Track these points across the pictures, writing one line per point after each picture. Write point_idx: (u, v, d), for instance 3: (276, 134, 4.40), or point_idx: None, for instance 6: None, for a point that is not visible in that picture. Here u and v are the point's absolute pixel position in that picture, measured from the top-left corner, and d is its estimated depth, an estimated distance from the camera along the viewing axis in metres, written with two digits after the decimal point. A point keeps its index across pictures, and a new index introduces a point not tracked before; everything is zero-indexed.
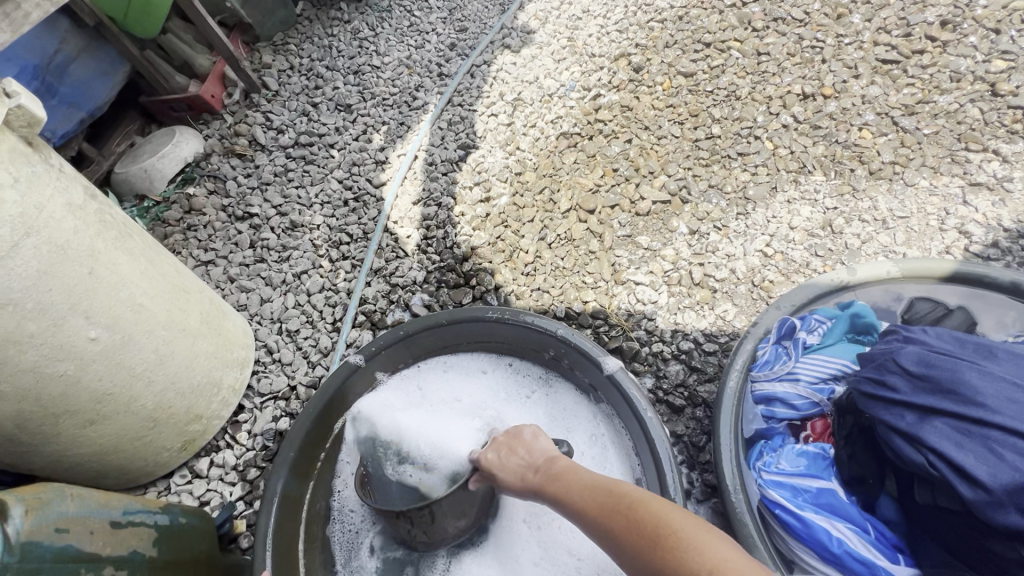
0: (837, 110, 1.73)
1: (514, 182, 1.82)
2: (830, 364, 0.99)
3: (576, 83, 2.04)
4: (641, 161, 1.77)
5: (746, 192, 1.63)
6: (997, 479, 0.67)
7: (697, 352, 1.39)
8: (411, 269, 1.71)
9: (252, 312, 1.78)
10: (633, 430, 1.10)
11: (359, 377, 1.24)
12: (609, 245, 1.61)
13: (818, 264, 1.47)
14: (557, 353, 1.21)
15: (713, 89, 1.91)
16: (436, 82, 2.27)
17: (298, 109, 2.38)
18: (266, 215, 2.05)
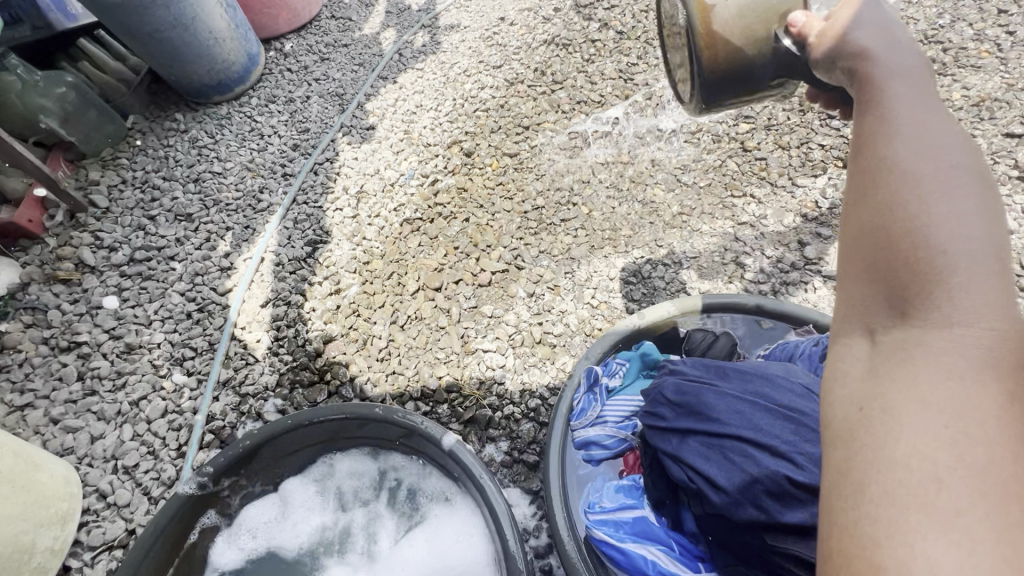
0: (634, 174, 2.05)
1: (362, 271, 1.88)
2: (628, 401, 1.13)
3: (415, 171, 2.20)
4: (478, 236, 1.93)
5: (570, 252, 1.84)
6: (732, 480, 0.82)
7: (544, 407, 1.50)
8: (263, 374, 1.67)
9: (81, 453, 1.60)
10: (477, 500, 1.15)
11: (195, 505, 1.17)
12: (457, 319, 1.71)
13: (635, 307, 1.68)
14: (402, 438, 1.25)
15: (535, 166, 2.16)
16: (280, 182, 2.32)
17: (133, 224, 2.28)
18: (96, 341, 1.89)
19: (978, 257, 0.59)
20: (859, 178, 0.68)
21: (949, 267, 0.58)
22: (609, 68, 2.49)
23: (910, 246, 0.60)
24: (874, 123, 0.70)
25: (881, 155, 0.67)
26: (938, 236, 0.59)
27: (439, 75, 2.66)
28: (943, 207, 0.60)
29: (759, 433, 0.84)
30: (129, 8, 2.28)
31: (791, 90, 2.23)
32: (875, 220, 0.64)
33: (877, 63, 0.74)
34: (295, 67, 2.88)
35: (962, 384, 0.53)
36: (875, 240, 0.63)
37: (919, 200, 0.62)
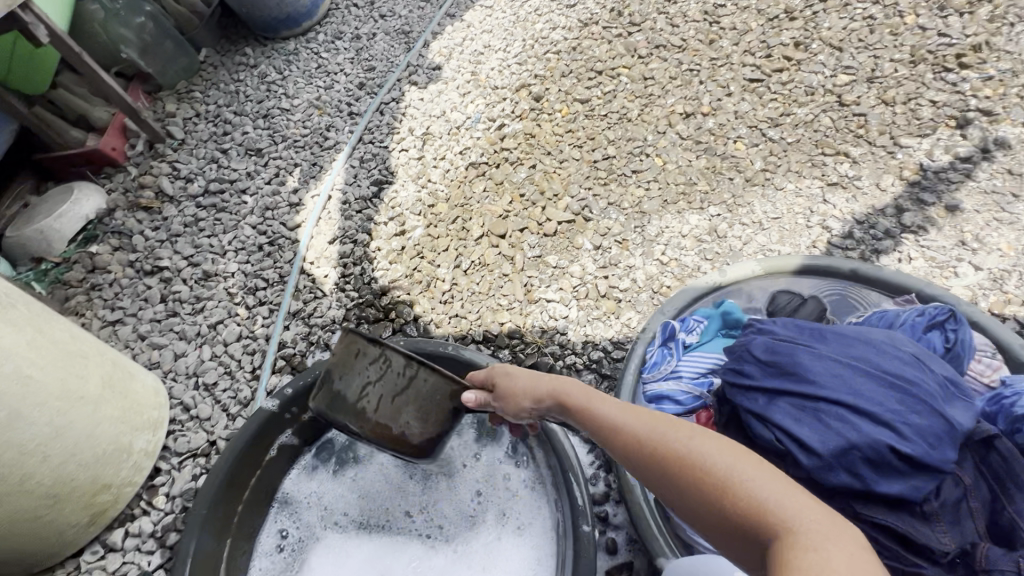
0: (715, 126, 1.91)
1: (427, 214, 1.88)
2: (707, 359, 1.08)
3: (482, 115, 2.14)
4: (545, 184, 1.87)
5: (641, 206, 1.76)
6: (826, 445, 0.77)
7: (606, 360, 1.48)
8: (330, 308, 1.72)
9: (166, 369, 1.72)
10: (544, 444, 1.16)
11: (273, 423, 1.22)
12: (521, 267, 1.69)
13: (708, 267, 1.61)
14: (470, 377, 1.26)
15: (607, 113, 2.05)
16: (347, 121, 2.31)
17: (207, 156, 2.34)
18: (177, 267, 1.99)
19: (756, 472, 0.72)
20: (650, 441, 0.81)
21: (751, 482, 0.70)
22: (694, 9, 2.30)
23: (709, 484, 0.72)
24: (597, 407, 0.90)
25: (647, 439, 0.81)
26: (714, 463, 0.73)
27: (509, 13, 2.54)
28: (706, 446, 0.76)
29: (861, 400, 0.78)
30: None
31: (902, 38, 1.99)
32: (689, 473, 0.75)
33: (570, 399, 0.94)
34: (362, 3, 2.81)
35: (815, 551, 0.61)
36: (688, 487, 0.75)
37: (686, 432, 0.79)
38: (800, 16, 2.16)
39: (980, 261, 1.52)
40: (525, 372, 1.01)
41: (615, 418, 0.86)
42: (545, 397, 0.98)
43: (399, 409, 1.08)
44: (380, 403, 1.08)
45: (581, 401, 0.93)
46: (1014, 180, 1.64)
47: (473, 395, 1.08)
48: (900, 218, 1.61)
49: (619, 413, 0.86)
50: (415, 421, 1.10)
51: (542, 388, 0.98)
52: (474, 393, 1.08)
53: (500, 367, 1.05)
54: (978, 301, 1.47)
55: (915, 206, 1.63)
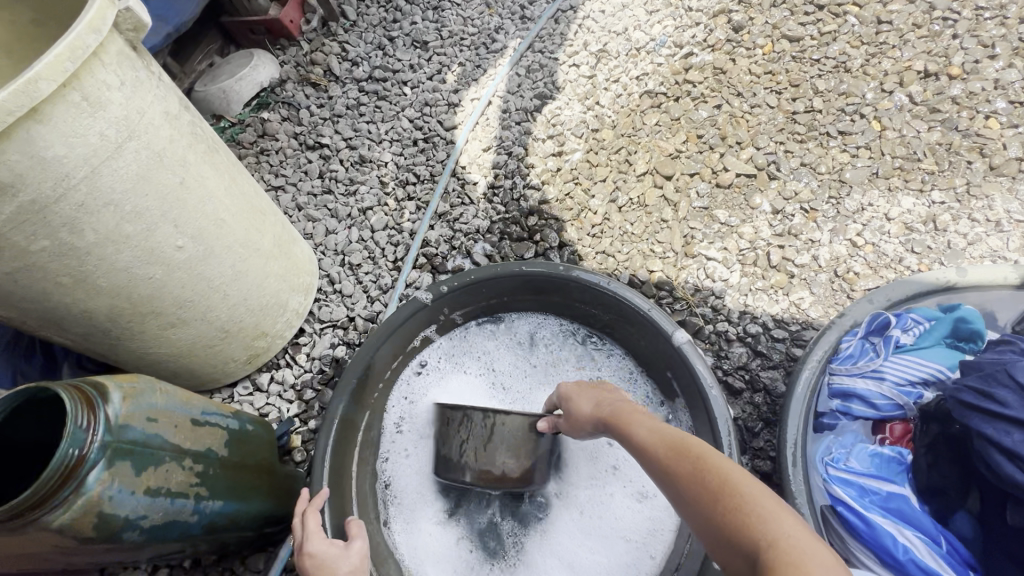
0: (964, 93, 1.55)
1: (589, 139, 1.75)
2: (921, 367, 0.92)
3: (668, 38, 1.91)
4: (729, 130, 1.66)
5: (842, 174, 1.51)
6: None
7: (764, 337, 1.33)
8: (476, 217, 1.70)
9: (317, 241, 1.81)
10: (697, 409, 1.07)
11: (423, 315, 1.24)
12: (684, 215, 1.54)
13: (913, 261, 1.36)
14: (628, 319, 1.18)
15: (821, 58, 1.74)
16: (517, 25, 2.17)
17: (375, 42, 2.33)
18: (336, 147, 2.05)
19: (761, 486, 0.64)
20: (666, 446, 0.75)
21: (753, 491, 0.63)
22: None
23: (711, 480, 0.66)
24: (637, 416, 0.84)
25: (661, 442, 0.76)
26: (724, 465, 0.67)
27: None
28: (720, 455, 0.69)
29: None
30: None
31: None
32: (687, 476, 0.69)
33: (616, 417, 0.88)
34: None
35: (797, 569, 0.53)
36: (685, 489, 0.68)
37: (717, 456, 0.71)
38: None
39: None
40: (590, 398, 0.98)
41: (651, 429, 0.80)
42: (600, 421, 0.92)
43: (490, 452, 1.11)
44: (478, 449, 1.12)
45: (617, 425, 0.86)
46: None
47: (546, 423, 1.09)
48: None
49: (655, 430, 0.79)
50: (510, 459, 1.11)
51: (601, 408, 0.93)
52: (546, 421, 1.09)
53: (568, 387, 1.05)
54: None
55: None
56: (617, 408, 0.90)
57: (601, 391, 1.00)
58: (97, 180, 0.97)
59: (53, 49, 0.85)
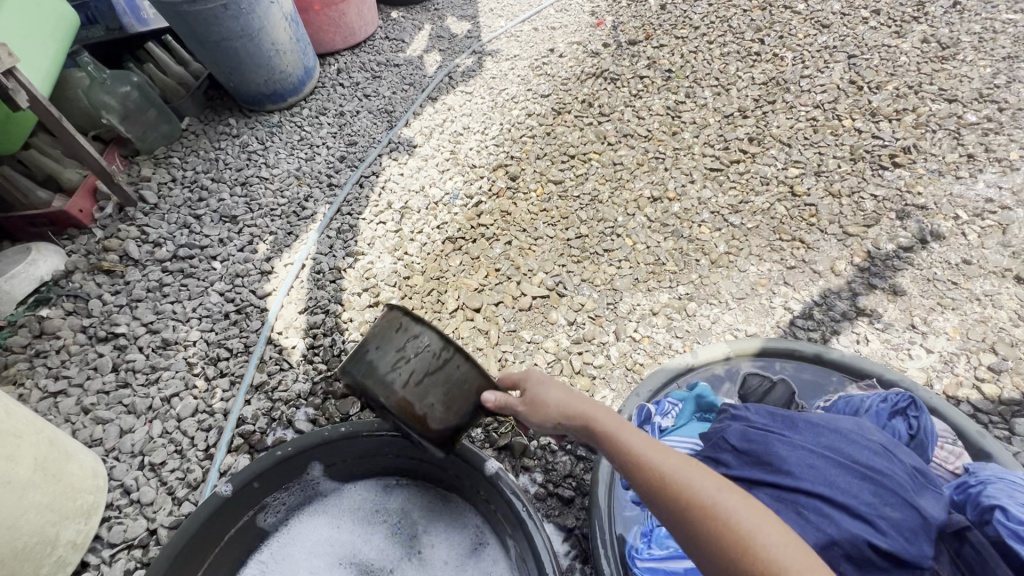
0: (681, 210, 2.04)
1: (402, 286, 1.88)
2: (686, 442, 1.06)
3: (460, 191, 2.22)
4: (521, 260, 1.92)
5: (613, 283, 1.82)
6: (808, 541, 0.76)
7: (581, 440, 1.45)
8: (296, 381, 1.65)
9: (109, 446, 1.58)
10: (518, 535, 1.09)
11: (226, 509, 1.12)
12: (495, 341, 1.69)
13: (678, 345, 1.64)
14: (445, 462, 1.21)
15: (580, 194, 2.16)
16: (325, 192, 2.35)
17: (179, 221, 2.31)
18: (133, 334, 1.89)
19: (758, 515, 0.67)
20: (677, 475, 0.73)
21: (756, 529, 0.65)
22: (657, 104, 2.51)
23: (704, 516, 0.68)
24: (617, 428, 0.83)
25: (642, 467, 0.76)
26: (709, 496, 0.69)
27: (487, 100, 2.71)
28: (711, 496, 0.69)
29: (838, 493, 0.79)
30: (201, 16, 2.34)
31: (842, 138, 2.21)
32: (677, 502, 0.71)
33: (594, 416, 0.88)
34: (347, 83, 2.96)
35: None
36: (682, 532, 0.70)
37: (698, 480, 0.71)
38: (752, 115, 2.38)
39: (930, 343, 1.60)
40: (560, 388, 0.94)
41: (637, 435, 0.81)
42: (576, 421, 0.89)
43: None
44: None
45: (586, 430, 0.87)
46: (953, 269, 1.76)
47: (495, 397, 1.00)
48: (854, 302, 1.71)
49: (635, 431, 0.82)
50: None
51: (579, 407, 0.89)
52: (493, 396, 1.00)
53: (533, 372, 0.98)
54: (933, 383, 1.53)
55: (868, 291, 1.73)
56: (578, 412, 0.89)
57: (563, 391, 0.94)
58: None
59: None
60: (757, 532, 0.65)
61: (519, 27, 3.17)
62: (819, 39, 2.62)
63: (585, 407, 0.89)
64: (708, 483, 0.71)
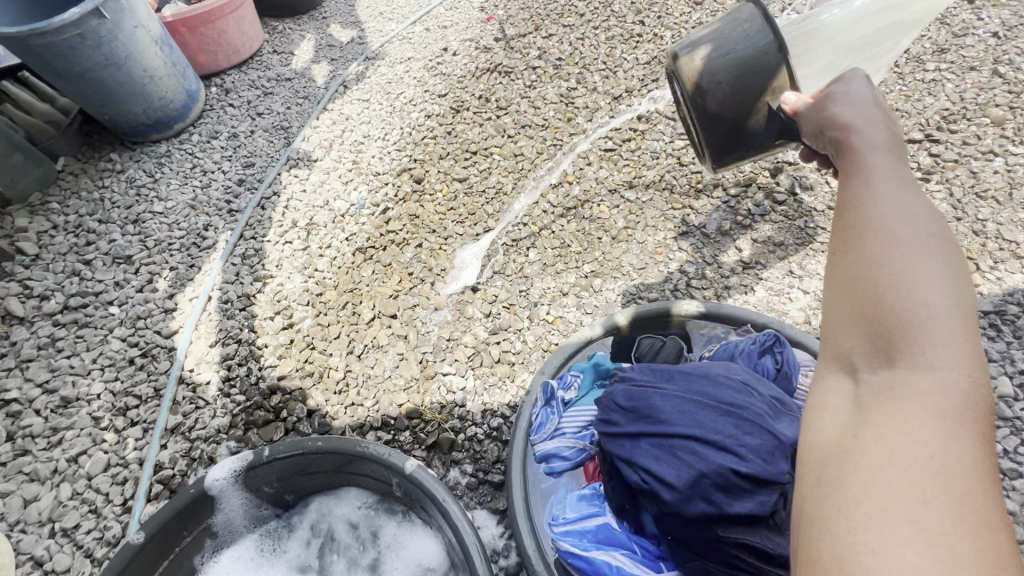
0: (581, 192, 2.13)
1: (315, 303, 1.86)
2: (586, 410, 1.16)
3: (365, 201, 2.20)
4: (432, 261, 1.95)
5: (523, 271, 1.88)
6: (682, 478, 0.87)
7: (506, 425, 1.51)
8: (214, 416, 1.61)
9: (12, 520, 1.48)
10: (443, 526, 1.14)
11: (142, 559, 1.09)
12: (415, 344, 1.71)
13: (588, 321, 1.74)
14: (367, 470, 1.22)
15: (484, 189, 2.21)
16: (226, 219, 2.26)
17: (67, 270, 2.16)
18: (27, 396, 1.76)
19: (944, 312, 0.57)
20: (844, 270, 0.64)
21: (927, 319, 0.57)
22: (551, 93, 2.59)
23: (884, 284, 0.60)
24: (855, 188, 0.68)
25: (870, 211, 0.65)
26: (890, 271, 0.60)
27: (386, 105, 2.68)
28: (913, 286, 0.59)
29: (705, 431, 0.88)
30: (54, 48, 2.18)
31: None
32: (872, 303, 0.61)
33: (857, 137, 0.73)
34: (237, 103, 2.84)
35: (923, 410, 0.54)
36: (849, 319, 0.63)
37: (892, 202, 0.65)
38: (639, 95, 2.51)
39: (806, 285, 1.78)
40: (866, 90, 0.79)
41: (886, 203, 0.65)
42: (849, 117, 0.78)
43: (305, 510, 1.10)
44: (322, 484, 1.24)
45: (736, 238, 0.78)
46: (821, 216, 1.95)
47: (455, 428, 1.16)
48: (740, 257, 1.86)
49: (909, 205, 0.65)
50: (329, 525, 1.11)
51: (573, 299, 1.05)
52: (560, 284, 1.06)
53: None
54: (811, 320, 1.71)
55: (752, 246, 1.89)
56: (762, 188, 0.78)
57: None
58: None
59: None
60: (935, 315, 0.57)
61: (411, 28, 3.14)
62: (693, 16, 2.77)
63: (852, 113, 0.76)
64: (918, 258, 0.60)
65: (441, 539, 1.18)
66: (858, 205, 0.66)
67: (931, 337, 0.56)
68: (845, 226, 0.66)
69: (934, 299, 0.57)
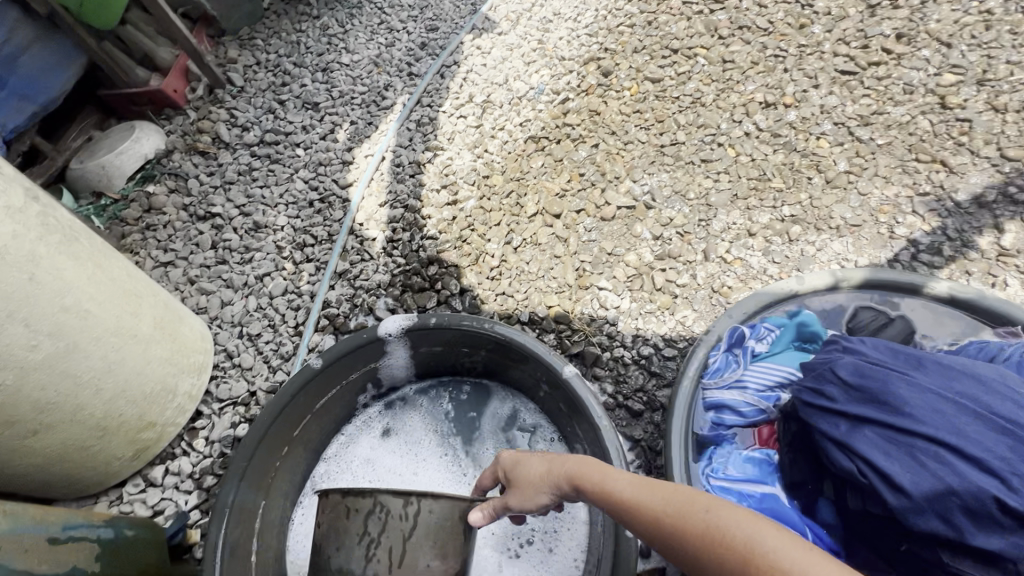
0: (798, 119, 1.78)
1: (480, 185, 1.82)
2: (778, 372, 1.05)
3: (545, 87, 2.04)
4: (607, 166, 1.78)
5: (707, 198, 1.66)
6: (918, 487, 0.75)
7: (656, 357, 1.42)
8: (376, 272, 1.70)
9: (213, 315, 1.74)
10: (587, 437, 1.13)
11: (316, 382, 1.20)
12: (574, 250, 1.63)
13: (775, 271, 1.51)
14: (522, 362, 1.22)
15: (679, 96, 1.93)
16: (405, 82, 2.25)
17: (265, 106, 2.31)
18: (228, 215, 1.99)
19: (761, 523, 0.68)
20: (674, 521, 0.72)
21: (749, 532, 0.67)
22: None
23: (716, 543, 0.68)
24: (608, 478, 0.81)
25: (658, 508, 0.75)
26: (713, 520, 0.70)
27: None
28: (724, 518, 0.70)
29: (966, 443, 0.75)
30: None
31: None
32: (713, 551, 0.68)
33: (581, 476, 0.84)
34: None
35: None
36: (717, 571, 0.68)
37: (668, 496, 0.75)
38: (906, 5, 1.96)
39: None
40: (539, 456, 0.92)
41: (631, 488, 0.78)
42: (560, 483, 0.86)
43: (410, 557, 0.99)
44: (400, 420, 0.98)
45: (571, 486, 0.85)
46: None
47: (482, 513, 0.95)
48: (996, 240, 1.47)
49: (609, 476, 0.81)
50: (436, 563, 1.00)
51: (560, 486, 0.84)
52: None
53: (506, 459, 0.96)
54: None
55: (1017, 229, 1.48)
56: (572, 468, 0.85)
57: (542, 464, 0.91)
58: None
59: None
60: (754, 537, 0.67)
61: None
62: None
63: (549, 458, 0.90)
64: (708, 502, 0.72)
65: (578, 451, 1.22)
66: (656, 495, 0.76)
67: (765, 541, 0.65)
68: (674, 526, 0.72)
69: (750, 527, 0.67)
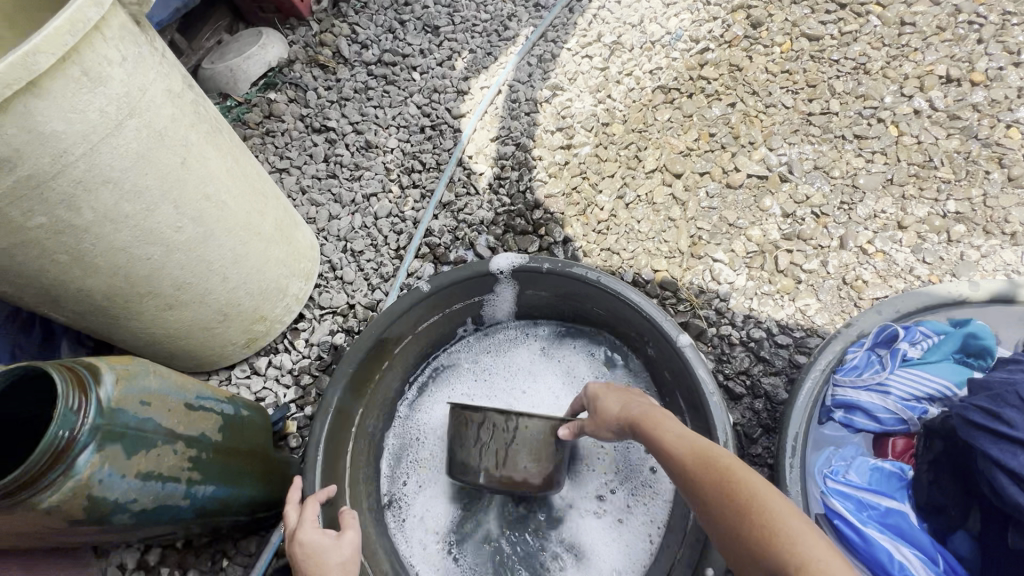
0: (984, 101, 1.52)
1: (599, 133, 1.72)
2: (931, 382, 1.01)
3: (684, 32, 1.85)
4: (743, 129, 1.62)
5: (855, 179, 1.48)
6: None
7: (767, 342, 1.33)
8: (481, 208, 1.68)
9: (320, 226, 1.80)
10: (693, 409, 1.09)
11: (421, 305, 1.22)
12: (691, 215, 1.52)
13: (923, 272, 1.35)
14: (636, 325, 1.18)
15: (840, 58, 1.69)
16: (530, 13, 2.12)
17: (385, 25, 2.27)
18: (342, 131, 2.02)
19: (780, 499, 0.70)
20: (698, 464, 0.78)
21: (766, 498, 0.70)
22: None
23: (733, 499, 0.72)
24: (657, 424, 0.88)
25: (696, 454, 0.79)
26: (737, 475, 0.74)
27: None
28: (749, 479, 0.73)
29: None
30: None
31: None
32: (730, 502, 0.71)
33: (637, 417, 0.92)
34: None
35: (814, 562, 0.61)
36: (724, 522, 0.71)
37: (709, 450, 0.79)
38: None
39: None
40: (618, 397, 1.01)
41: (677, 437, 0.83)
42: (626, 424, 0.94)
43: (513, 457, 1.12)
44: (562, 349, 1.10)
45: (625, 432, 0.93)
46: None
47: (568, 429, 1.07)
48: None
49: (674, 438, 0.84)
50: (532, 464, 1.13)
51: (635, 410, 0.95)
52: None
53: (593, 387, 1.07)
54: None
55: None
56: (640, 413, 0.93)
57: (627, 394, 1.03)
58: (97, 156, 0.96)
59: (52, 21, 0.84)
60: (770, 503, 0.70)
61: None
62: None
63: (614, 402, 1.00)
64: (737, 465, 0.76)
65: None
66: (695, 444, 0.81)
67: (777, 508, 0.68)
68: (700, 472, 0.77)
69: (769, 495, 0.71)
